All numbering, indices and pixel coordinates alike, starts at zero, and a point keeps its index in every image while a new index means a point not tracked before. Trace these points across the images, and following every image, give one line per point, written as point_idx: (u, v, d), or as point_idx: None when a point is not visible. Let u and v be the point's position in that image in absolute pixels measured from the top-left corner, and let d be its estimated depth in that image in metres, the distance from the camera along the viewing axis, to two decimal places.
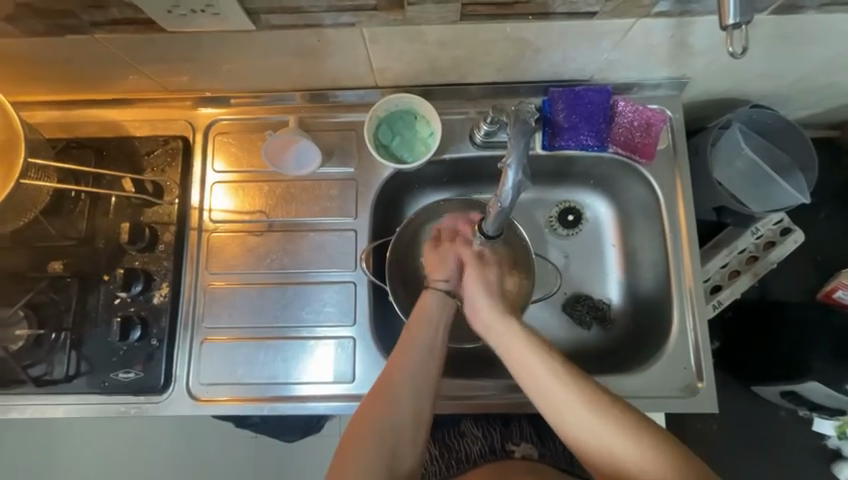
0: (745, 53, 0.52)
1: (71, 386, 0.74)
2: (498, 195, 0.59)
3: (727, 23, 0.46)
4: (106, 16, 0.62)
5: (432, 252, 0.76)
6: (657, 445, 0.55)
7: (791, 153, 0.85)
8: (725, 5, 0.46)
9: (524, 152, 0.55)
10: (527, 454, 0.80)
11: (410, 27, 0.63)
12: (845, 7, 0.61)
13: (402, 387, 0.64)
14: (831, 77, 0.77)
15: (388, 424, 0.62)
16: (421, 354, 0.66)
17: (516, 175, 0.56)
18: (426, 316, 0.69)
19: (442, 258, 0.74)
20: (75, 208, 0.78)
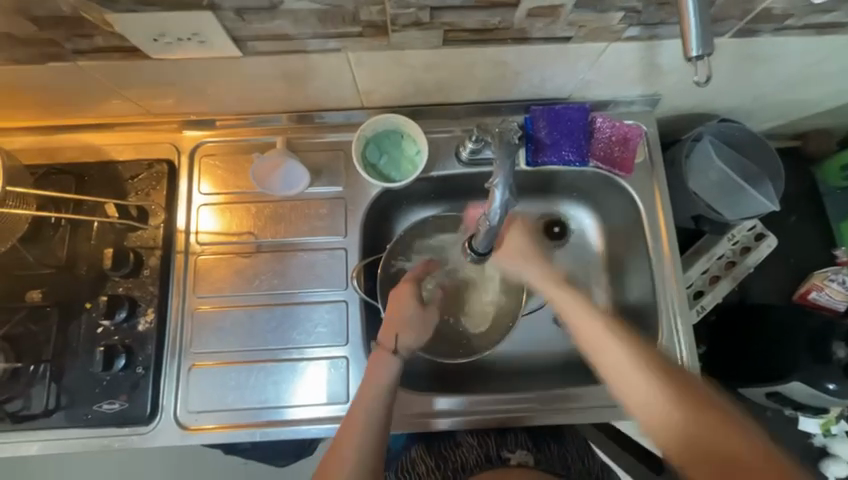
0: (708, 84, 0.55)
1: (50, 421, 0.71)
2: (486, 213, 0.62)
3: (691, 55, 0.48)
4: (90, 45, 0.61)
5: (409, 306, 0.71)
6: (705, 411, 0.54)
7: (761, 164, 0.89)
8: (687, 38, 0.47)
9: (511, 172, 0.57)
10: (523, 461, 0.77)
11: (394, 51, 0.65)
12: (799, 30, 0.66)
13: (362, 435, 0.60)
14: (791, 92, 0.83)
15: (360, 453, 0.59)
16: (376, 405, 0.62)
17: (503, 194, 0.58)
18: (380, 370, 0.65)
19: (400, 303, 0.71)
20: (55, 235, 0.76)
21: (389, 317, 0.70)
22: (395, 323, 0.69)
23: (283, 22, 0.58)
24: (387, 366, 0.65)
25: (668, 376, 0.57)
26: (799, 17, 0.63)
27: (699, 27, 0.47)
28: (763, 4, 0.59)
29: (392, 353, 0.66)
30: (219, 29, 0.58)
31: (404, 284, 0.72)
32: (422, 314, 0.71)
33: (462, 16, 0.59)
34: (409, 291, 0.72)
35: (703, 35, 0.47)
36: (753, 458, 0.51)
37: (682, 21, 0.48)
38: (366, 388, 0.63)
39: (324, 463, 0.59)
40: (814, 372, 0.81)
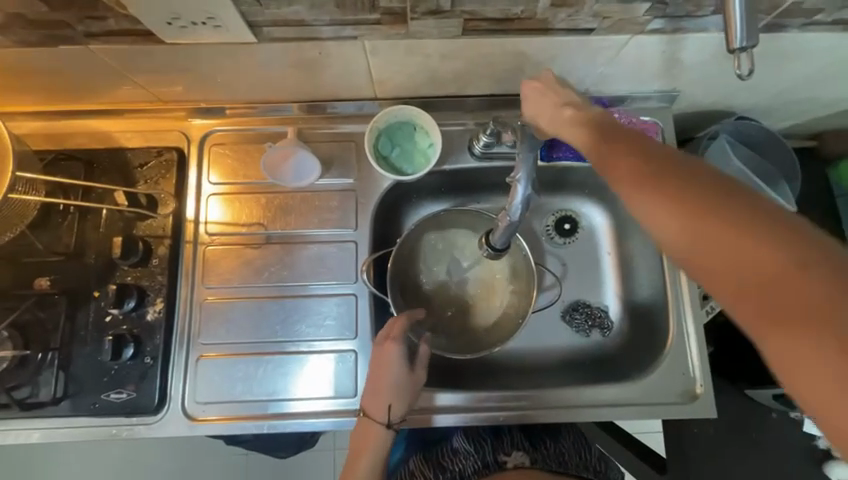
0: (750, 76, 0.54)
1: (58, 409, 0.71)
2: (507, 208, 0.61)
3: (734, 47, 0.47)
4: (102, 28, 0.60)
5: (397, 375, 0.70)
6: (760, 231, 0.36)
7: (777, 163, 0.88)
8: (732, 28, 0.46)
9: (533, 167, 0.58)
10: (519, 463, 0.77)
11: (412, 40, 0.63)
12: (828, 26, 0.64)
13: None
14: (812, 91, 0.81)
15: None
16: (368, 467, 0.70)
17: (526, 190, 0.58)
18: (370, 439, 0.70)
19: (380, 369, 0.70)
20: (63, 222, 0.75)
21: (377, 389, 0.69)
22: (384, 396, 0.69)
23: (300, 8, 0.57)
24: (380, 438, 0.70)
25: (702, 185, 0.40)
26: (828, 12, 0.61)
27: (745, 19, 0.46)
28: None
29: (386, 426, 0.69)
30: (234, 14, 0.57)
31: (389, 352, 0.69)
32: (410, 380, 0.71)
33: (484, 5, 0.57)
34: (396, 360, 0.70)
35: (749, 26, 0.46)
36: (823, 285, 0.33)
37: (726, 11, 0.46)
38: (362, 451, 0.70)
39: None
40: None
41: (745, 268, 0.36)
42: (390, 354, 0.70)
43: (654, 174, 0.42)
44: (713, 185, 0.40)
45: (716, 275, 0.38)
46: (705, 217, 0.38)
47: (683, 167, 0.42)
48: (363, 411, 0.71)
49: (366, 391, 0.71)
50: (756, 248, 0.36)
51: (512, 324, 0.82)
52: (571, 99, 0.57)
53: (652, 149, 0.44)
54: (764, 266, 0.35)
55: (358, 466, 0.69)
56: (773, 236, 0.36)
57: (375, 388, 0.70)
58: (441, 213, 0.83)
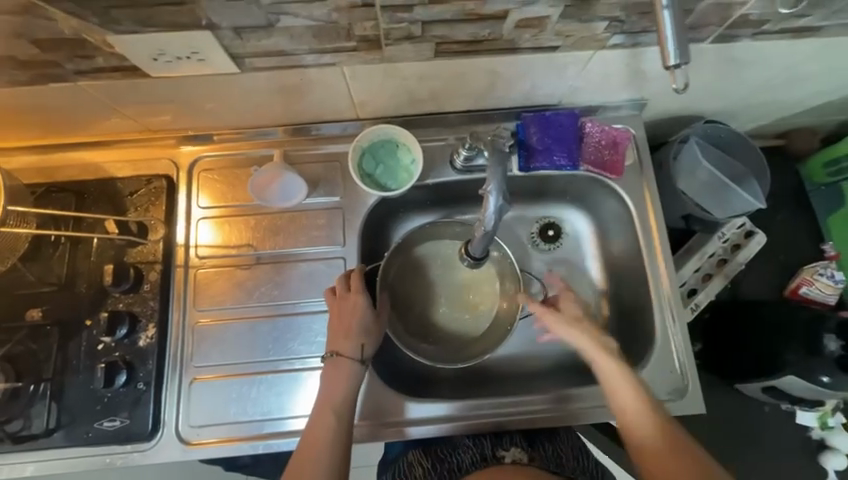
0: (686, 90, 0.56)
1: (51, 441, 0.71)
2: (481, 219, 0.63)
3: (669, 64, 0.49)
4: (90, 65, 0.63)
5: (365, 315, 0.73)
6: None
7: (746, 164, 0.92)
8: (665, 47, 0.48)
9: (503, 177, 0.60)
10: (518, 458, 0.73)
11: (388, 64, 0.67)
12: (778, 35, 0.68)
13: (327, 435, 0.66)
14: (772, 94, 0.86)
15: (324, 453, 0.65)
16: (339, 407, 0.68)
17: (497, 200, 0.60)
18: (341, 379, 0.70)
19: (345, 312, 0.73)
20: (54, 253, 0.76)
21: (345, 327, 0.72)
22: (354, 334, 0.72)
23: (279, 39, 0.60)
24: (351, 374, 0.70)
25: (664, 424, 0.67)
26: (775, 22, 0.65)
27: (677, 37, 0.48)
28: (740, 11, 0.62)
29: (358, 360, 0.71)
30: (217, 48, 0.60)
31: (354, 293, 0.73)
32: (376, 320, 0.74)
33: (453, 29, 0.61)
34: (361, 300, 0.73)
35: (679, 44, 0.48)
36: None
37: (659, 31, 0.49)
38: (333, 388, 0.69)
39: (295, 466, 0.65)
40: (808, 366, 0.81)
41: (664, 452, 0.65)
42: (355, 295, 0.73)
43: (646, 414, 0.67)
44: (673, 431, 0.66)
45: (648, 454, 0.66)
46: (643, 405, 0.68)
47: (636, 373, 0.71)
48: (331, 353, 0.71)
49: (333, 336, 0.72)
50: (667, 436, 0.66)
51: (502, 332, 0.83)
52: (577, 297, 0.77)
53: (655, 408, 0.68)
54: (670, 448, 0.65)
55: (330, 404, 0.68)
56: None
57: (342, 329, 0.72)
58: (425, 225, 0.85)
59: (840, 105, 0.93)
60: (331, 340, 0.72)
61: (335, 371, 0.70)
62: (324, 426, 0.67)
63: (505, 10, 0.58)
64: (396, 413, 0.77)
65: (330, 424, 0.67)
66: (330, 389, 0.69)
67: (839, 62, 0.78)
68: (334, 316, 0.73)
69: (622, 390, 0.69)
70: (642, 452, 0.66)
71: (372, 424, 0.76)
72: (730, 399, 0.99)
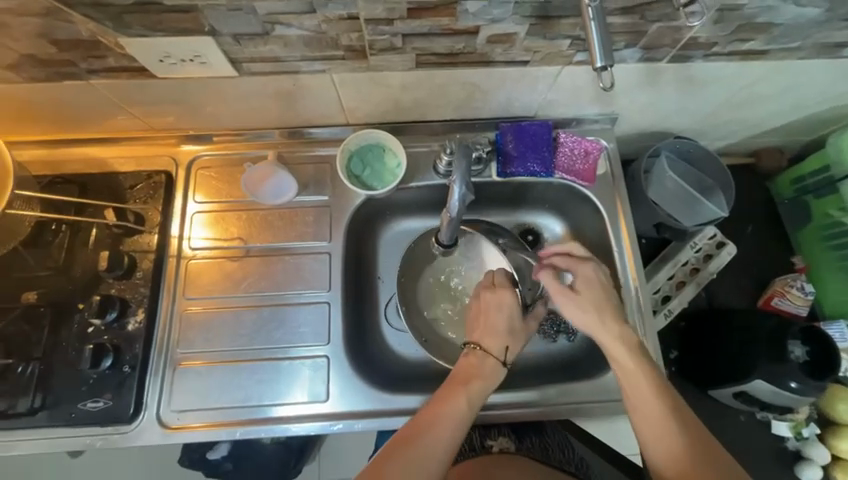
0: (611, 89, 0.63)
1: (33, 420, 0.73)
2: (448, 207, 0.72)
3: (597, 65, 0.54)
4: (103, 65, 0.69)
5: (512, 313, 0.78)
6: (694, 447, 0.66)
7: (713, 176, 0.98)
8: (592, 51, 0.54)
9: (467, 170, 0.66)
10: (504, 447, 0.82)
11: (374, 72, 0.73)
12: (727, 57, 0.75)
13: (456, 414, 0.68)
14: (734, 113, 0.92)
15: (448, 425, 0.67)
16: (476, 394, 0.71)
17: (461, 189, 0.67)
18: (476, 370, 0.74)
19: (495, 308, 0.78)
20: (54, 240, 0.80)
21: (493, 326, 0.77)
22: (502, 333, 0.77)
23: (274, 47, 0.67)
24: (494, 370, 0.74)
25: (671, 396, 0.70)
26: (723, 44, 0.72)
27: (603, 44, 0.54)
28: (689, 33, 0.68)
29: (502, 362, 0.75)
30: (217, 52, 0.66)
31: (505, 291, 0.78)
32: (523, 326, 0.79)
33: (431, 42, 0.67)
34: (509, 296, 0.78)
35: (605, 49, 0.54)
36: None
37: (587, 36, 0.54)
38: (474, 374, 0.73)
39: (412, 429, 0.67)
40: (776, 372, 0.83)
41: (677, 442, 0.66)
42: (504, 292, 0.78)
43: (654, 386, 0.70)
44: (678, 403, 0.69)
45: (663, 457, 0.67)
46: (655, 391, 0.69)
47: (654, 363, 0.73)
48: (472, 344, 0.77)
49: (479, 329, 0.78)
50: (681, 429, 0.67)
51: None
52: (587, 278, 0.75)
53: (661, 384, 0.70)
54: (686, 441, 0.66)
55: (469, 386, 0.71)
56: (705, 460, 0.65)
57: (489, 326, 0.77)
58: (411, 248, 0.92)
59: (803, 125, 0.99)
60: (475, 331, 0.78)
61: (476, 361, 0.75)
62: (456, 406, 0.69)
63: (477, 26, 0.65)
64: (372, 404, 0.78)
65: (464, 404, 0.70)
66: (465, 373, 0.73)
67: (791, 83, 0.84)
68: (483, 312, 0.78)
69: (639, 384, 0.70)
70: (656, 443, 0.67)
71: (354, 414, 0.78)
72: (706, 408, 1.00)
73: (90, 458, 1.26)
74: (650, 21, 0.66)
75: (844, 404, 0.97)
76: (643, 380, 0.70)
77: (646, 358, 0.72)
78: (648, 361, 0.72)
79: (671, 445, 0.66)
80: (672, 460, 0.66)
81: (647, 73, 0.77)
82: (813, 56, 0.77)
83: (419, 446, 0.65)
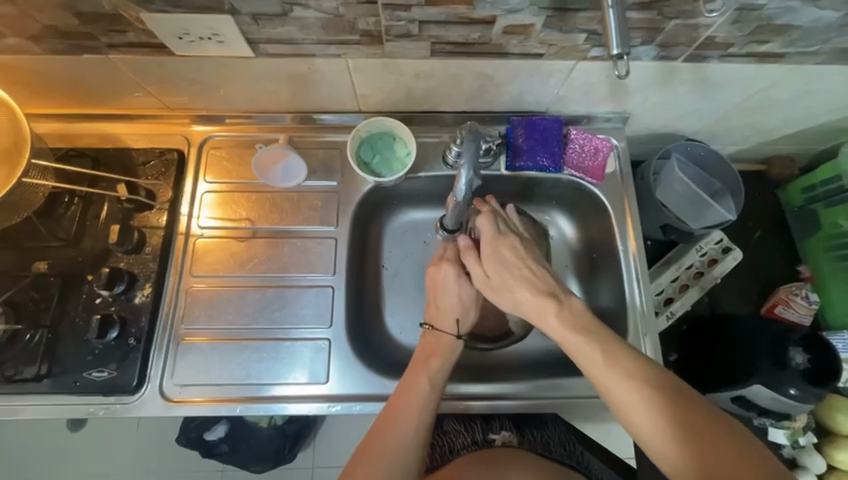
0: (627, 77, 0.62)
1: (40, 386, 0.74)
2: (454, 190, 0.72)
3: (612, 53, 0.54)
4: (123, 40, 0.70)
5: (457, 286, 0.80)
6: (639, 374, 0.62)
7: (722, 180, 0.97)
8: (609, 37, 0.53)
9: (476, 154, 0.66)
10: (507, 441, 0.82)
11: (389, 59, 0.74)
12: (743, 58, 0.75)
13: (420, 399, 0.70)
14: (746, 117, 0.92)
15: (413, 413, 0.69)
16: (434, 374, 0.72)
17: (469, 174, 0.68)
18: (429, 350, 0.76)
19: (439, 284, 0.80)
20: (67, 212, 0.81)
21: (443, 303, 0.80)
22: (452, 309, 0.79)
23: (292, 29, 0.67)
24: (450, 346, 0.77)
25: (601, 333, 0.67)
26: (739, 45, 0.72)
27: (621, 30, 0.53)
28: (706, 32, 0.68)
29: (456, 336, 0.78)
30: (236, 31, 0.67)
31: (448, 265, 0.80)
32: (469, 297, 0.81)
33: (447, 30, 0.68)
34: (449, 270, 0.80)
35: (621, 37, 0.53)
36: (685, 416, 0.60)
37: (604, 23, 0.54)
38: (432, 355, 0.75)
39: (382, 419, 0.69)
40: (778, 377, 0.82)
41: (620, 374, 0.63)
42: (446, 267, 0.80)
43: (580, 326, 0.68)
44: (610, 335, 0.67)
45: (647, 437, 0.61)
46: (584, 333, 0.67)
47: (576, 308, 0.70)
48: (427, 324, 0.79)
49: (432, 309, 0.81)
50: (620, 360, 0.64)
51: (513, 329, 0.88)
52: (506, 256, 0.76)
53: (590, 327, 0.68)
54: (627, 371, 0.63)
55: (424, 365, 0.73)
56: (653, 386, 0.61)
57: (440, 305, 0.80)
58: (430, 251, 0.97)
59: (816, 133, 0.99)
60: (429, 312, 0.81)
61: (432, 342, 0.77)
62: (418, 390, 0.70)
63: (494, 16, 0.65)
64: (370, 386, 0.79)
65: (427, 388, 0.71)
66: (422, 356, 0.75)
67: (806, 89, 0.84)
68: (433, 289, 0.81)
69: (566, 332, 0.68)
70: (602, 381, 0.64)
71: (352, 398, 0.78)
72: None
73: (92, 433, 1.28)
74: (667, 18, 0.66)
75: (842, 414, 0.97)
76: (568, 326, 0.68)
77: (566, 304, 0.70)
78: (568, 306, 0.70)
79: (614, 379, 0.63)
80: (625, 398, 0.62)
81: (662, 71, 0.77)
82: (830, 62, 0.77)
83: (389, 437, 0.67)
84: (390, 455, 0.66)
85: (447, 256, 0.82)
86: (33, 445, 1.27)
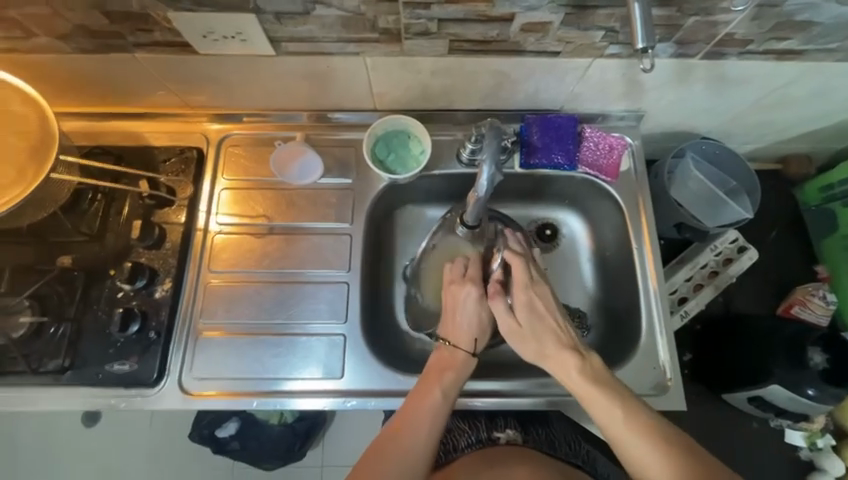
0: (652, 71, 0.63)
1: (62, 378, 0.76)
2: (475, 187, 0.72)
3: (637, 47, 0.54)
4: (148, 39, 0.72)
5: (479, 308, 0.77)
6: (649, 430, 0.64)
7: (737, 179, 0.97)
8: (634, 32, 0.54)
9: (497, 148, 0.67)
10: (512, 439, 0.82)
11: (407, 57, 0.75)
12: (762, 56, 0.75)
13: (432, 411, 0.70)
14: (764, 115, 0.91)
15: (424, 424, 0.69)
16: (447, 387, 0.72)
17: (491, 169, 0.68)
18: (442, 366, 0.74)
19: (459, 302, 0.77)
20: (90, 208, 0.83)
21: (462, 320, 0.77)
22: (471, 327, 0.77)
23: (313, 27, 0.69)
24: (464, 363, 0.75)
25: (614, 388, 0.67)
26: (758, 42, 0.72)
27: (646, 25, 0.54)
28: (725, 29, 0.68)
29: (471, 353, 0.76)
30: (259, 30, 0.68)
31: (471, 285, 0.77)
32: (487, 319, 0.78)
33: (466, 28, 0.68)
34: (472, 290, 0.77)
35: (646, 32, 0.54)
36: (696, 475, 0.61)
37: (629, 18, 0.55)
38: (445, 368, 0.74)
39: (393, 426, 0.70)
40: (795, 377, 0.83)
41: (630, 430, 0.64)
42: (468, 286, 0.77)
43: (594, 379, 0.68)
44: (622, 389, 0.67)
45: None
46: (599, 387, 0.67)
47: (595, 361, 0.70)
48: (443, 338, 0.78)
49: (449, 324, 0.78)
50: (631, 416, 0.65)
51: None
52: (536, 302, 0.73)
53: (604, 379, 0.68)
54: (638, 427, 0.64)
55: (437, 378, 0.73)
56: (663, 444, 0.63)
57: (458, 321, 0.77)
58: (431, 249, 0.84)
59: (834, 131, 0.98)
60: (447, 325, 0.78)
61: (446, 356, 0.75)
62: (431, 401, 0.70)
63: (513, 14, 0.66)
64: (383, 382, 0.80)
65: (440, 400, 0.71)
66: (435, 368, 0.74)
67: (825, 87, 0.83)
68: (451, 305, 0.78)
69: (587, 388, 0.68)
70: (613, 436, 0.65)
71: (367, 393, 0.79)
72: (717, 411, 0.99)
73: (106, 428, 1.30)
74: (686, 15, 0.66)
75: None
76: (588, 382, 0.68)
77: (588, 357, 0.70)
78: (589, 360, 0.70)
79: (625, 434, 0.64)
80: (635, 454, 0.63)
81: (679, 69, 0.77)
82: None
83: (398, 445, 0.68)
84: (400, 463, 0.67)
85: (469, 276, 0.78)
86: (48, 438, 1.29)
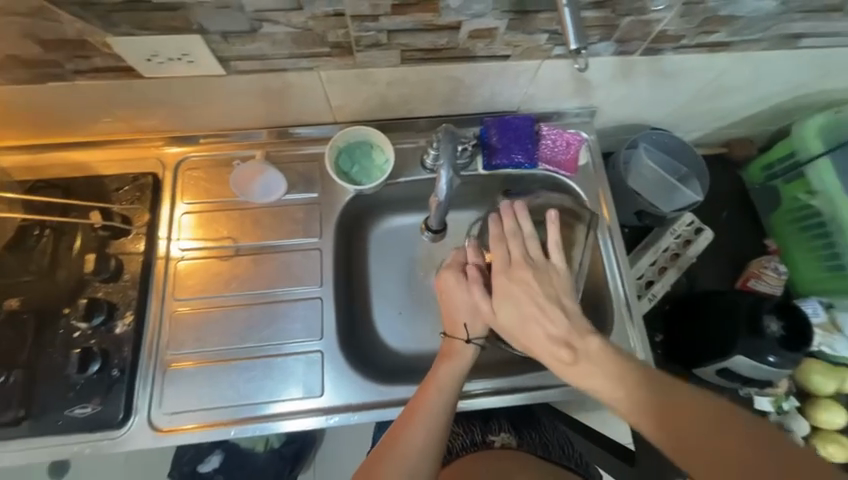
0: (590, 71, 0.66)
1: (16, 430, 0.71)
2: (436, 191, 0.74)
3: (570, 48, 0.56)
4: (89, 66, 0.69)
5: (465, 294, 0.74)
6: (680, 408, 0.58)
7: (688, 164, 1.02)
8: (566, 34, 0.56)
9: (452, 154, 0.70)
10: (506, 442, 0.83)
11: (361, 69, 0.75)
12: (695, 49, 0.80)
13: (430, 410, 0.67)
14: (704, 104, 0.97)
15: (422, 424, 0.66)
16: (444, 385, 0.70)
17: (448, 173, 0.71)
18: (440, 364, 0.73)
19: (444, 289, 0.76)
20: (37, 245, 0.78)
21: (451, 312, 0.76)
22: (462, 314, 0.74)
23: (262, 45, 0.68)
24: (463, 355, 0.73)
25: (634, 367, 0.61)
26: (690, 37, 0.77)
27: (576, 26, 0.57)
28: (658, 27, 0.73)
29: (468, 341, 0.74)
30: (205, 51, 0.67)
31: (448, 270, 0.75)
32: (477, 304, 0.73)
33: (415, 37, 0.70)
34: (450, 275, 0.75)
35: (577, 32, 0.56)
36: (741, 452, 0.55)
37: (560, 21, 0.57)
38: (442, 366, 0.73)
39: (391, 433, 0.66)
40: (756, 344, 0.86)
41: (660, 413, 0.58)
42: (448, 272, 0.75)
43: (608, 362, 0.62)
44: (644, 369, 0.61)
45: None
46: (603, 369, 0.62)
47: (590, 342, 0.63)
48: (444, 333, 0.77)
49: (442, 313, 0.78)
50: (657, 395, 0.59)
51: None
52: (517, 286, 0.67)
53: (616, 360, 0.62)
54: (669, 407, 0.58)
55: (434, 377, 0.71)
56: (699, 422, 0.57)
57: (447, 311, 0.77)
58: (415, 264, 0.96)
59: (769, 115, 1.05)
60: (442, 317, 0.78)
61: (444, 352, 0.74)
62: (427, 399, 0.69)
63: (459, 22, 0.68)
64: (366, 395, 0.79)
65: (438, 398, 0.69)
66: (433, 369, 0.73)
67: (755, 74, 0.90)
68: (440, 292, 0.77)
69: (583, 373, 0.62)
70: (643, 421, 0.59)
71: (349, 408, 0.78)
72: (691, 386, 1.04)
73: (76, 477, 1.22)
74: (621, 15, 0.70)
75: (816, 375, 1.02)
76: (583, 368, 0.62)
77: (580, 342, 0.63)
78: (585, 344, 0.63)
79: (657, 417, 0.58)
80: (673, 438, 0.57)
81: (622, 66, 0.81)
82: (773, 48, 0.83)
83: (398, 453, 0.64)
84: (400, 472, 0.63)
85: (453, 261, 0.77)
86: None
